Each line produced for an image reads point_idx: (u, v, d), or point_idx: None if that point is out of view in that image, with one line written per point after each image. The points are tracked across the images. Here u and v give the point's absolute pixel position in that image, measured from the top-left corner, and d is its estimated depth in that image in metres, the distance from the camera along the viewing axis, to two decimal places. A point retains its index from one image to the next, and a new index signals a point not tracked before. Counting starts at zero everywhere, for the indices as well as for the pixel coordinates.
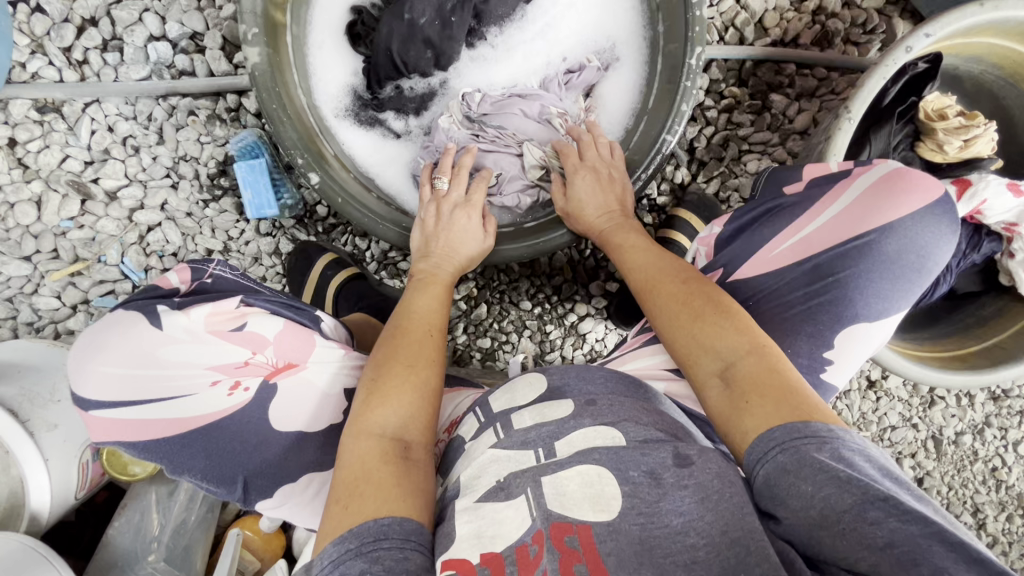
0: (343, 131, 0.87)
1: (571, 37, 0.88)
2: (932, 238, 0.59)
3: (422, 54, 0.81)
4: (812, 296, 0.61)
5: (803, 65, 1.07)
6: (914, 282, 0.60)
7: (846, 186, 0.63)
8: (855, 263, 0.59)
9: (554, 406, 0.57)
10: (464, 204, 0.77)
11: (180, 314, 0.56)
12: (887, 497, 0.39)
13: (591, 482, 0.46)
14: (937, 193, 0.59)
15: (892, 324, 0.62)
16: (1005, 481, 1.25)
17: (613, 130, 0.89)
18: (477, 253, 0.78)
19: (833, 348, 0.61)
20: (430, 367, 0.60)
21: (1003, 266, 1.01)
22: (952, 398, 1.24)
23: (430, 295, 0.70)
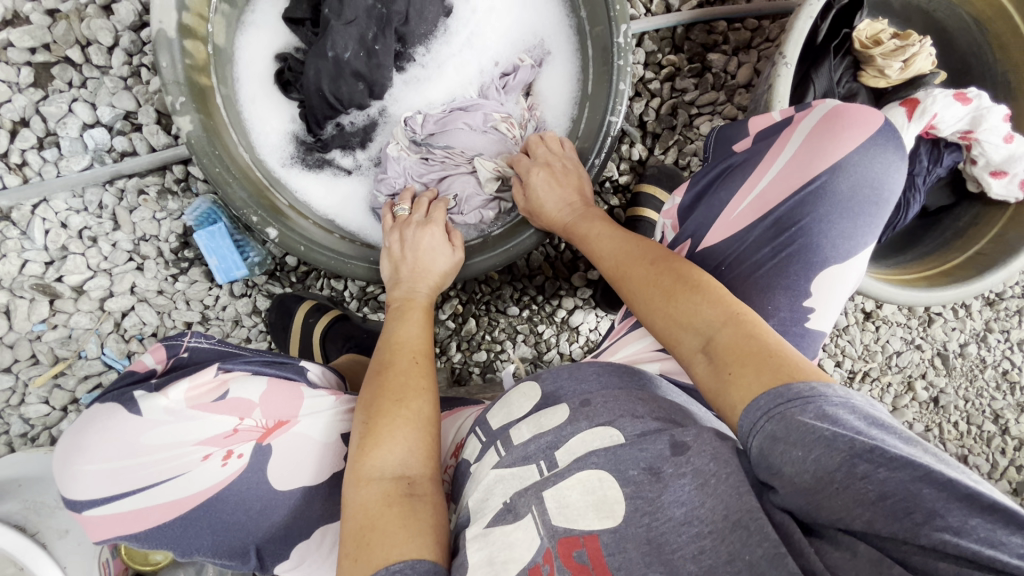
0: (293, 179, 0.86)
1: (498, 41, 0.87)
2: (884, 166, 0.59)
3: (354, 87, 0.80)
4: (779, 250, 0.61)
5: (733, 21, 1.08)
6: (877, 214, 0.60)
7: (790, 134, 0.63)
8: (813, 207, 0.59)
9: (551, 413, 0.57)
10: (425, 224, 0.77)
11: (158, 395, 0.55)
12: (873, 448, 0.39)
13: (593, 489, 0.47)
14: (875, 123, 0.60)
15: (864, 259, 0.62)
16: (1017, 383, 1.26)
17: (560, 123, 0.89)
18: (449, 268, 0.77)
19: (811, 295, 0.61)
20: (419, 397, 0.60)
21: (969, 173, 1.03)
22: (949, 312, 1.25)
23: (410, 322, 0.70)
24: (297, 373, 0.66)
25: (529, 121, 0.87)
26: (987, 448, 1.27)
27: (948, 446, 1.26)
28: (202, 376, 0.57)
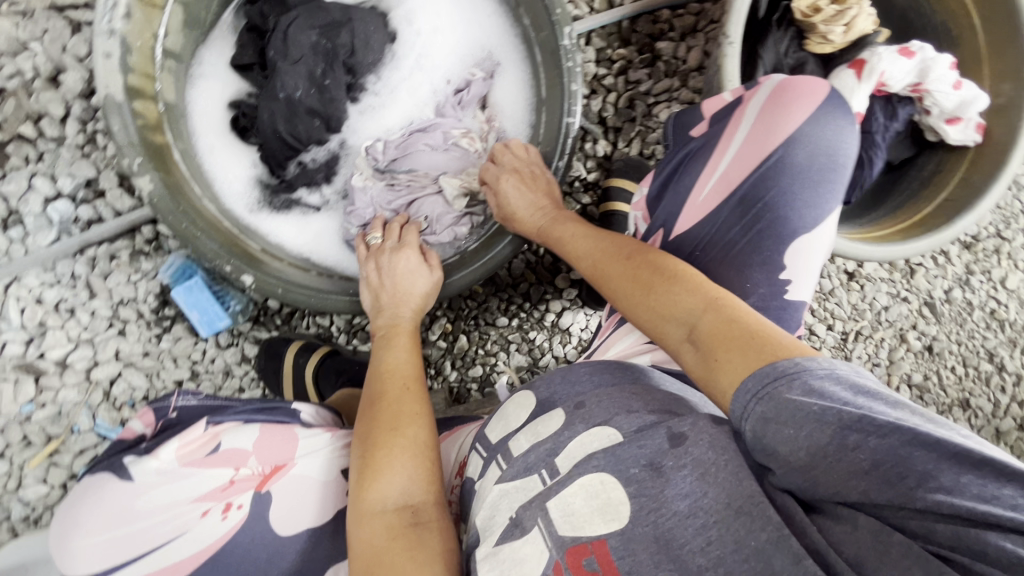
0: (262, 223, 0.85)
1: (447, 59, 0.87)
2: (837, 132, 0.61)
3: (310, 125, 0.80)
4: (748, 228, 0.62)
5: (675, 7, 1.10)
6: (839, 180, 0.61)
7: (743, 112, 0.64)
8: (775, 181, 0.60)
9: (548, 420, 0.57)
10: (399, 248, 0.77)
11: (150, 458, 0.59)
12: (861, 417, 0.40)
13: (596, 492, 0.47)
14: (821, 92, 0.61)
15: (833, 226, 0.63)
16: (1005, 320, 1.28)
17: (520, 130, 0.89)
18: (431, 289, 0.77)
19: (786, 268, 0.62)
20: (414, 423, 0.59)
21: (925, 124, 1.06)
22: (929, 261, 1.27)
23: (397, 349, 0.69)
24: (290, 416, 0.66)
25: (489, 132, 0.88)
26: (986, 388, 1.28)
27: (948, 392, 1.27)
28: (190, 433, 0.60)
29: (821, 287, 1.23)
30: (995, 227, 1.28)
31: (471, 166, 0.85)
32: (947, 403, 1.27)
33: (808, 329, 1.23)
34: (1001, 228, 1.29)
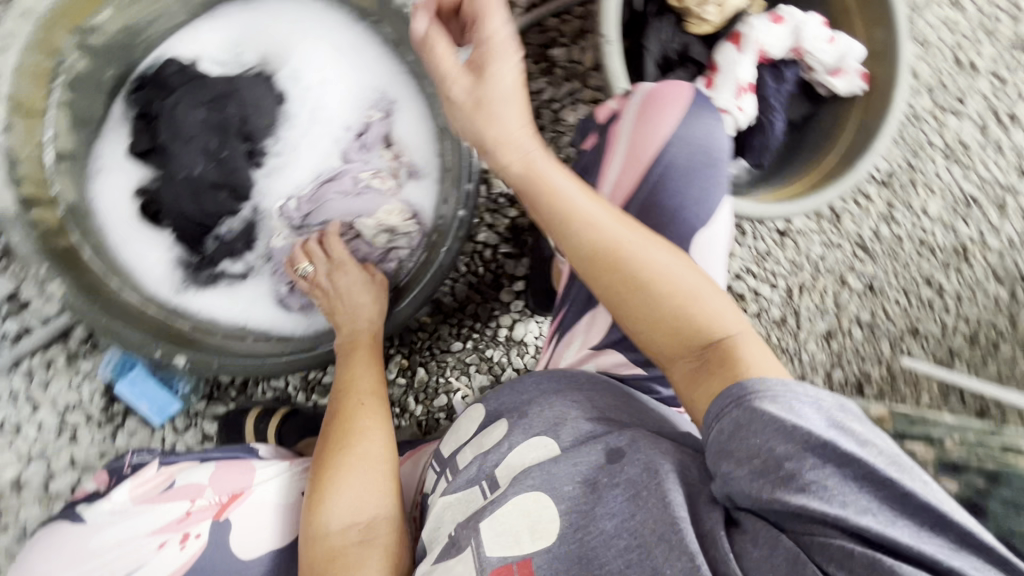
0: (191, 301, 0.86)
1: (342, 107, 0.89)
2: (708, 130, 0.64)
3: (217, 197, 0.82)
4: (652, 236, 0.64)
5: (560, 14, 1.13)
6: (723, 173, 0.65)
7: (622, 123, 0.66)
8: (664, 189, 0.64)
9: (492, 432, 0.62)
10: (333, 268, 0.81)
11: (109, 500, 0.71)
12: (826, 444, 0.44)
13: (528, 511, 0.52)
14: (686, 95, 0.65)
15: (728, 216, 0.67)
16: (934, 245, 1.35)
17: (430, 161, 0.91)
18: (373, 293, 0.82)
19: (696, 264, 0.65)
20: (365, 440, 0.67)
21: (814, 80, 1.12)
22: (852, 204, 1.32)
23: (358, 364, 0.76)
24: (246, 453, 0.78)
25: (399, 169, 0.90)
26: (931, 312, 1.34)
27: (896, 324, 1.33)
28: (145, 475, 0.73)
29: (756, 249, 1.27)
30: (906, 161, 1.35)
31: (383, 205, 0.86)
32: (897, 334, 1.33)
33: (753, 292, 1.27)
34: (912, 160, 1.35)
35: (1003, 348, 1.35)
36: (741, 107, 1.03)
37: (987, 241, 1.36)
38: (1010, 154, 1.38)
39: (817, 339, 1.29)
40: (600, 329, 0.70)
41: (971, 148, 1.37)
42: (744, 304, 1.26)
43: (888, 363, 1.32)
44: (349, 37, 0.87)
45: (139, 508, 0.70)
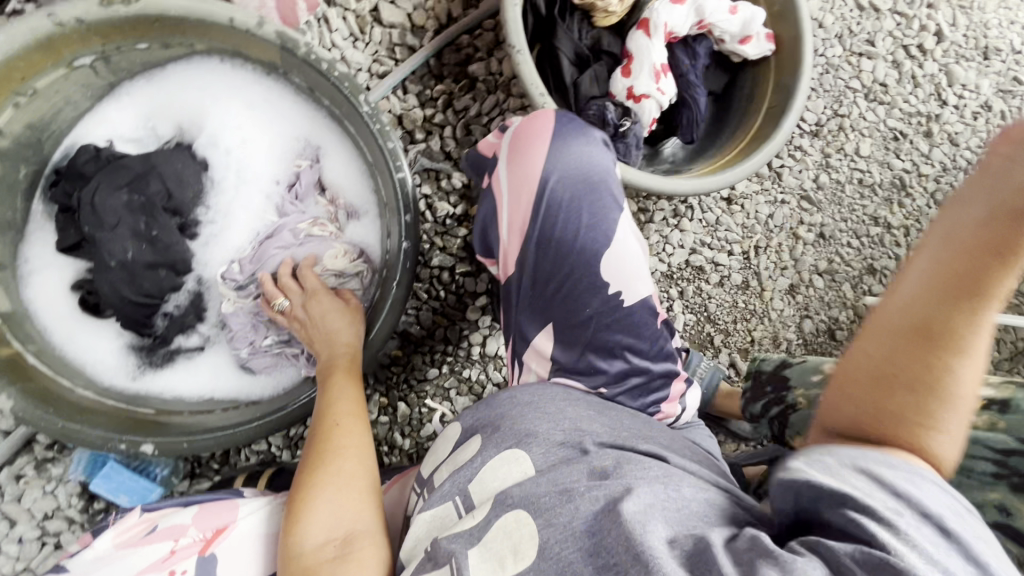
0: (152, 384, 0.84)
1: (268, 161, 0.88)
2: (577, 159, 0.77)
3: (158, 277, 0.80)
4: (557, 257, 0.75)
5: (471, 31, 1.14)
6: (603, 192, 0.77)
7: (501, 169, 0.80)
8: (552, 216, 0.75)
9: (466, 450, 0.67)
10: (307, 298, 0.80)
11: (90, 551, 0.71)
12: (933, 517, 0.43)
13: (511, 531, 0.54)
14: (544, 132, 0.78)
15: (624, 229, 0.77)
16: (872, 183, 1.40)
17: (366, 198, 0.91)
18: (350, 322, 0.81)
19: (603, 272, 0.75)
20: (341, 457, 0.68)
21: (726, 50, 1.15)
22: (789, 159, 1.36)
23: (336, 390, 0.75)
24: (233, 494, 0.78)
25: (337, 213, 0.90)
26: (885, 248, 1.38)
27: (853, 266, 1.37)
28: (127, 521, 0.75)
29: (705, 220, 1.28)
30: (830, 109, 1.40)
31: (328, 248, 0.85)
32: (856, 275, 1.36)
33: (712, 262, 1.28)
34: (836, 108, 1.40)
35: None
36: (661, 90, 1.05)
37: (920, 171, 1.42)
38: (925, 85, 1.44)
39: (783, 295, 1.32)
40: (547, 347, 0.78)
41: (888, 86, 1.43)
42: (705, 275, 1.28)
43: (854, 305, 1.35)
44: (261, 91, 0.86)
45: (121, 552, 0.70)
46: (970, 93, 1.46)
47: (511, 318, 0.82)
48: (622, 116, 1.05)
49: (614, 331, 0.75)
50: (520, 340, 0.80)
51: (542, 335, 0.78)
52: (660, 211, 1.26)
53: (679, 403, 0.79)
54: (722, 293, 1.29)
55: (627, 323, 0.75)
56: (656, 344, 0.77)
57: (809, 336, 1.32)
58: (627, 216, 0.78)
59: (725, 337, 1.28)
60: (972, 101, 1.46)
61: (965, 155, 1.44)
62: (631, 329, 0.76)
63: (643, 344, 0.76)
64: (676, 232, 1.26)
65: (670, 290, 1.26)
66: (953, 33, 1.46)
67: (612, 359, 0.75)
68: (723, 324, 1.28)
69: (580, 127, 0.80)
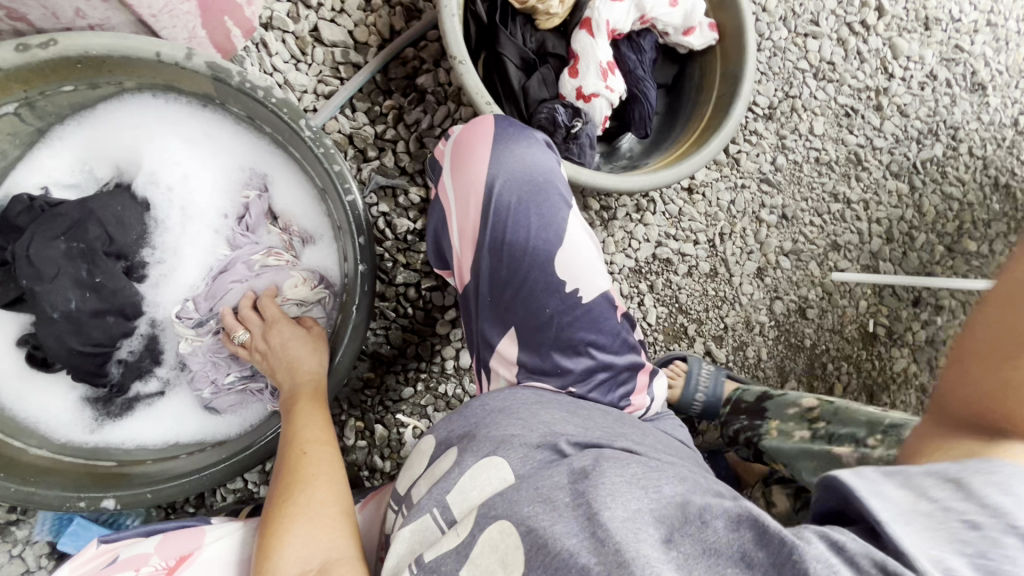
0: (111, 435, 0.82)
1: (214, 194, 0.85)
2: (520, 162, 0.77)
3: (105, 325, 0.76)
4: (511, 262, 0.75)
5: (416, 43, 1.12)
6: (550, 191, 0.77)
7: (447, 177, 0.80)
8: (501, 220, 0.75)
9: (443, 463, 0.67)
10: (268, 327, 0.77)
11: None
12: None
13: (497, 543, 0.52)
14: (484, 135, 0.78)
15: (574, 227, 0.78)
16: (829, 160, 1.41)
17: (320, 224, 0.90)
18: (312, 348, 0.79)
19: (559, 272, 0.75)
20: (311, 485, 0.64)
21: (672, 42, 1.15)
22: (746, 144, 1.37)
23: (299, 419, 0.72)
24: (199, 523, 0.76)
25: (292, 240, 0.88)
26: (846, 224, 1.41)
27: (817, 244, 1.38)
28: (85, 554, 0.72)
29: (669, 212, 1.28)
30: (782, 91, 1.41)
31: (288, 277, 0.83)
32: (821, 253, 1.38)
33: (679, 253, 1.29)
34: (787, 89, 1.41)
35: (915, 237, 1.44)
36: (610, 88, 1.05)
37: (874, 145, 1.45)
38: (870, 60, 1.47)
39: (752, 279, 1.33)
40: (514, 350, 0.77)
41: (835, 64, 1.45)
42: (673, 267, 1.28)
43: (821, 282, 1.37)
44: (199, 125, 0.85)
45: None
46: (915, 64, 1.49)
47: (475, 326, 0.81)
48: (574, 117, 1.04)
49: (576, 330, 0.75)
50: (485, 347, 0.80)
51: (506, 340, 0.78)
52: (622, 207, 1.25)
53: (648, 394, 0.79)
54: (692, 282, 1.29)
55: (588, 319, 0.75)
56: (618, 336, 0.77)
57: (781, 317, 1.34)
58: (576, 213, 0.79)
59: (699, 326, 1.29)
60: (918, 72, 1.49)
61: (915, 125, 1.47)
62: (592, 325, 0.76)
63: (605, 337, 0.76)
64: (641, 227, 1.26)
65: (640, 285, 1.26)
66: (893, 7, 1.49)
67: (577, 356, 0.75)
68: (696, 314, 1.29)
69: (520, 130, 0.80)
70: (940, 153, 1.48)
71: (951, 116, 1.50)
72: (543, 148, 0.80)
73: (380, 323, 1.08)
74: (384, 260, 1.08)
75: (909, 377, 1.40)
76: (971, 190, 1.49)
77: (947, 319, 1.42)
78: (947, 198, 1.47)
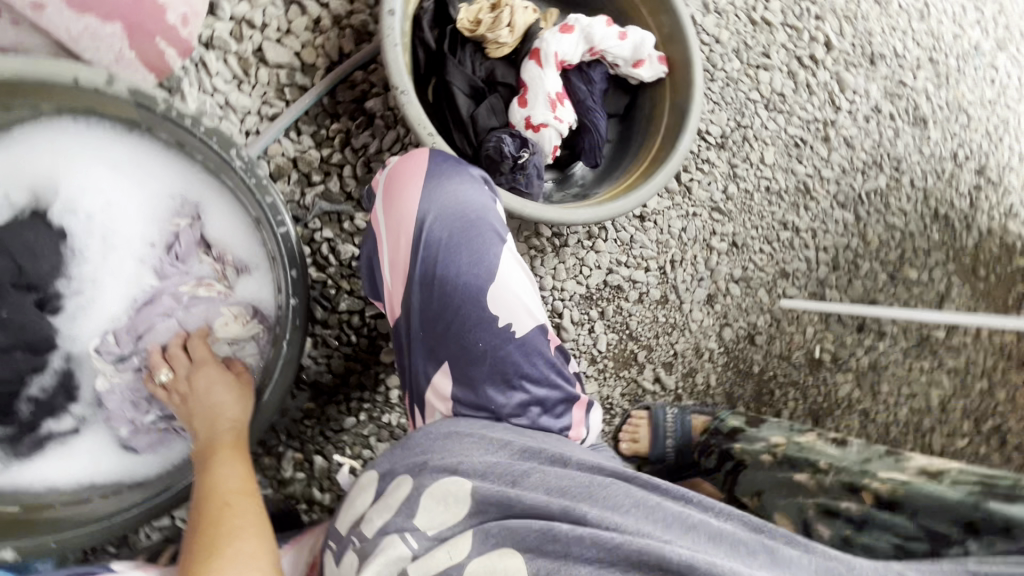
0: (18, 476, 0.77)
1: (141, 222, 0.82)
2: (453, 196, 0.77)
3: (12, 361, 0.72)
4: (443, 297, 0.73)
5: (366, 66, 1.11)
6: (483, 225, 0.76)
7: (378, 209, 0.79)
8: (431, 255, 0.74)
9: (397, 487, 0.64)
10: (193, 368, 0.77)
11: None
12: None
13: (494, 564, 0.56)
14: (417, 170, 0.78)
15: (508, 263, 0.76)
16: (779, 189, 1.45)
17: (256, 253, 0.85)
18: (239, 392, 0.77)
19: (493, 308, 0.73)
20: (236, 537, 0.58)
21: (623, 73, 1.16)
22: (698, 172, 1.39)
23: (219, 468, 0.68)
24: (99, 570, 0.71)
25: (226, 270, 0.84)
26: (794, 252, 1.44)
27: (766, 271, 1.41)
28: None
29: (621, 239, 1.29)
30: (733, 121, 1.44)
31: (221, 309, 0.82)
32: (770, 280, 1.41)
33: (630, 280, 1.30)
34: (739, 119, 1.45)
35: (860, 265, 1.48)
36: (559, 118, 1.06)
37: (821, 175, 1.49)
38: (819, 93, 1.51)
39: (701, 305, 1.35)
40: (447, 384, 0.74)
41: (785, 96, 1.49)
42: (624, 294, 1.29)
43: (770, 309, 1.40)
44: (125, 150, 0.81)
45: None
46: (861, 97, 1.54)
47: (408, 363, 0.78)
48: (521, 148, 1.03)
49: (511, 364, 0.72)
50: (419, 383, 0.76)
51: (441, 374, 0.74)
52: (574, 234, 1.26)
53: (584, 426, 0.78)
54: (642, 309, 1.30)
55: (523, 355, 0.73)
56: (554, 370, 0.75)
57: (730, 343, 1.36)
58: (510, 248, 0.78)
59: (650, 353, 1.30)
60: (863, 105, 1.54)
61: (861, 157, 1.52)
62: (527, 360, 0.73)
63: (541, 371, 0.74)
64: (592, 254, 1.27)
65: (591, 311, 1.26)
66: (841, 42, 1.54)
67: (511, 390, 0.72)
68: (646, 341, 1.30)
69: (454, 165, 0.80)
70: (884, 185, 1.53)
71: (894, 148, 1.55)
72: (478, 185, 0.80)
73: (321, 351, 1.05)
74: (327, 286, 1.06)
75: (853, 402, 1.43)
76: (913, 220, 1.54)
77: (889, 346, 1.47)
78: (890, 227, 1.52)
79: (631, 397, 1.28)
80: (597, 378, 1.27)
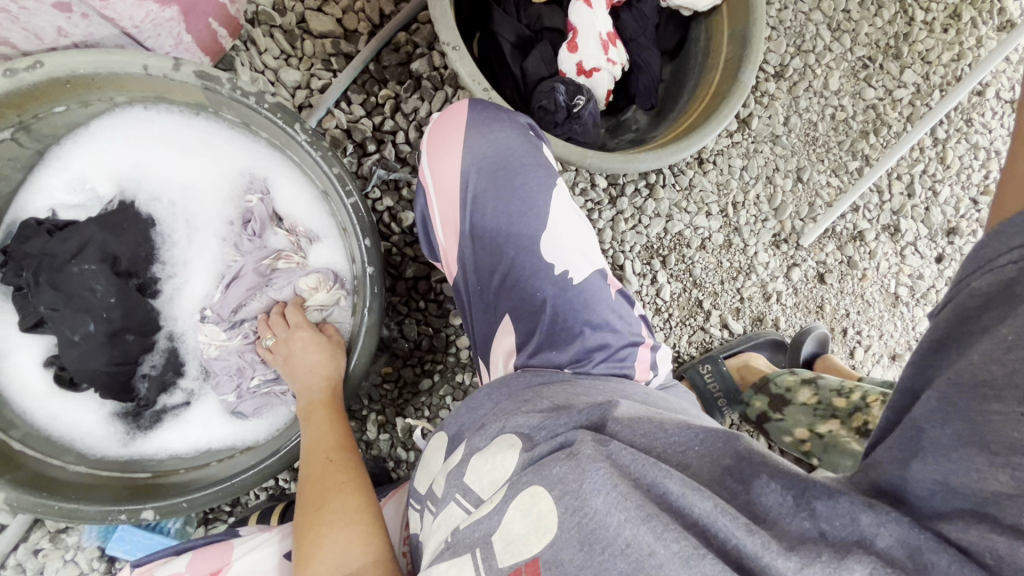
0: (146, 444, 0.85)
1: (218, 203, 0.86)
2: (496, 147, 0.74)
3: (127, 342, 0.78)
4: (498, 251, 0.72)
5: (407, 26, 1.09)
6: (533, 173, 0.74)
7: (424, 166, 0.78)
8: (480, 208, 0.73)
9: (456, 454, 0.59)
10: (289, 334, 0.78)
11: None
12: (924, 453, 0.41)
13: (528, 509, 0.45)
14: (459, 122, 0.77)
15: (561, 210, 0.74)
16: (848, 117, 1.35)
17: (326, 222, 0.87)
18: (333, 353, 0.78)
19: (550, 258, 0.71)
20: (340, 491, 0.63)
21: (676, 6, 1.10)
22: (757, 106, 1.31)
23: (317, 427, 0.72)
24: (229, 535, 0.79)
25: (300, 241, 0.85)
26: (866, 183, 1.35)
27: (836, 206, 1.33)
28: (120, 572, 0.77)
29: (680, 184, 1.26)
30: (794, 47, 1.34)
31: (300, 280, 0.82)
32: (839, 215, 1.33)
33: (691, 227, 1.26)
34: (799, 44, 1.34)
35: (940, 191, 1.37)
36: (612, 61, 1.03)
37: (894, 96, 1.37)
38: (889, 5, 1.37)
39: (767, 246, 1.30)
40: (511, 339, 0.72)
41: (852, 12, 1.36)
42: (686, 242, 1.26)
43: (840, 245, 1.33)
44: (195, 133, 0.84)
45: None
46: (938, 4, 1.39)
47: (471, 320, 0.79)
48: (574, 95, 0.99)
49: (572, 313, 0.69)
50: (485, 339, 0.76)
51: (505, 326, 0.73)
52: (631, 183, 1.23)
53: (651, 368, 0.70)
54: (706, 255, 1.27)
55: (583, 300, 0.70)
56: (615, 312, 0.71)
57: (799, 285, 1.31)
58: (561, 191, 0.76)
59: (715, 300, 1.27)
60: (941, 12, 1.40)
61: (939, 73, 1.39)
62: (587, 307, 0.70)
63: (605, 316, 0.70)
64: (650, 202, 1.24)
65: (653, 261, 1.24)
66: None
67: (573, 338, 0.68)
68: (711, 287, 1.27)
69: (499, 115, 0.77)
70: (967, 100, 1.39)
71: (979, 57, 1.40)
72: (522, 131, 0.77)
73: (393, 317, 1.09)
74: (392, 254, 1.08)
75: None
76: (998, 137, 1.41)
77: None
78: (974, 147, 1.40)
79: (699, 345, 1.26)
80: (663, 328, 1.25)
